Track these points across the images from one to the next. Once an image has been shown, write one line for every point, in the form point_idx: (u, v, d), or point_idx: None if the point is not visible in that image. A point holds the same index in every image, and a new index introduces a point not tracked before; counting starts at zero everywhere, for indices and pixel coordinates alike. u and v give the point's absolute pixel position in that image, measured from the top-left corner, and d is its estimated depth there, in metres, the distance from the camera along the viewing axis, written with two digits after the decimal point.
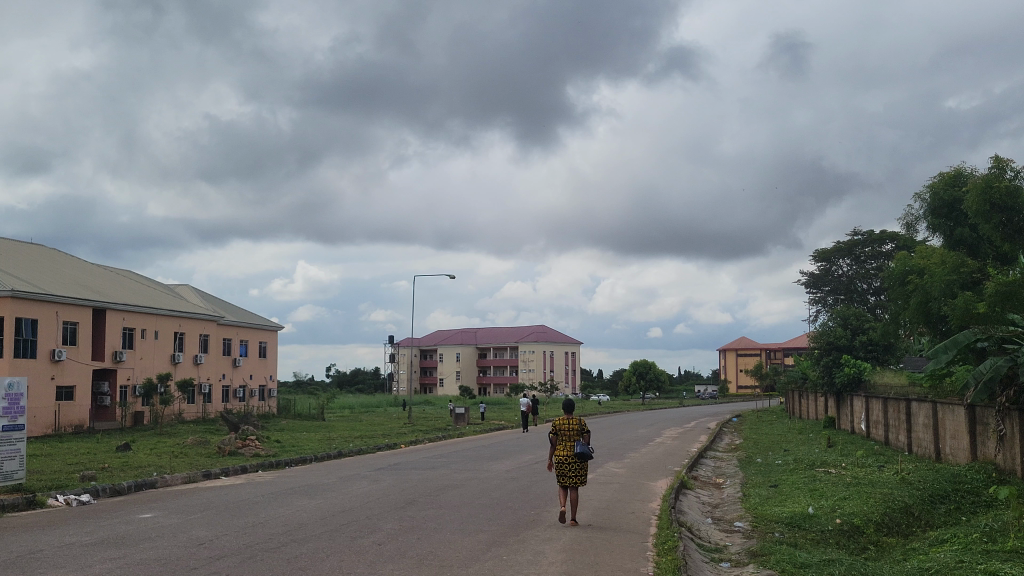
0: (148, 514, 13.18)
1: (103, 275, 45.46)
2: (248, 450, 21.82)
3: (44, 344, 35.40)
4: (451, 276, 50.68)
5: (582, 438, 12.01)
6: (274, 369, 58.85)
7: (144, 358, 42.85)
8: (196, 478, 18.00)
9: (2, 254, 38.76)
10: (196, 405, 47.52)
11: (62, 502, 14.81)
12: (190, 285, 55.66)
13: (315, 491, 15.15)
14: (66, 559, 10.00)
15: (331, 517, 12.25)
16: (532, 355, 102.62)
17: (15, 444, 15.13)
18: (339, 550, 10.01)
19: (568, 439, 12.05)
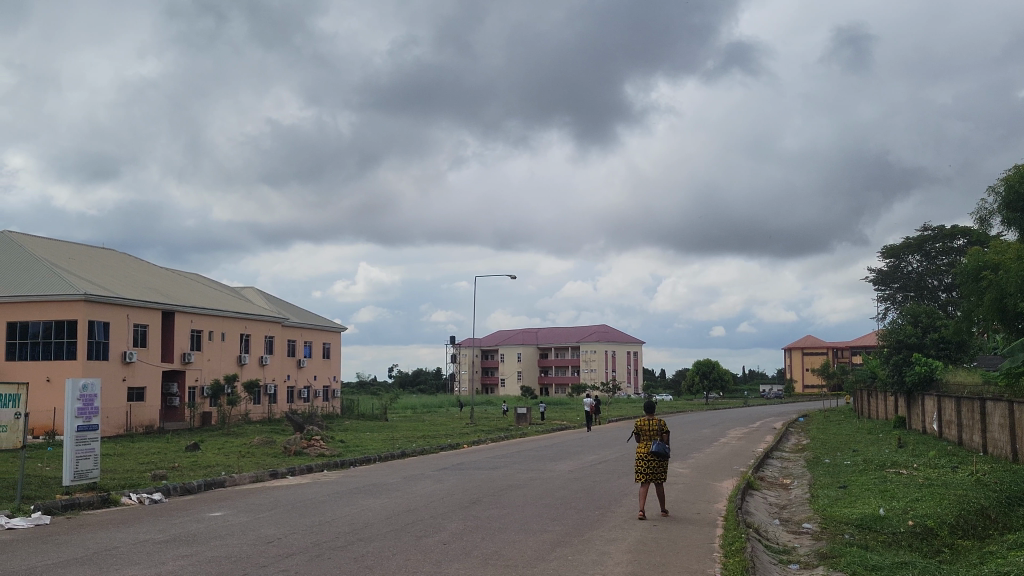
0: (218, 512, 13.40)
1: (172, 278, 46.50)
2: (313, 450, 22.09)
3: (115, 346, 36.23)
4: (512, 276, 50.83)
5: (660, 438, 12.29)
6: (338, 370, 59.57)
7: (211, 359, 43.67)
8: (264, 478, 18.27)
9: (76, 259, 39.83)
10: (262, 405, 48.29)
11: (134, 501, 15.11)
12: (255, 288, 56.63)
13: (381, 491, 15.30)
14: (139, 556, 10.19)
15: (396, 517, 12.32)
16: (594, 354, 102.32)
17: (89, 444, 15.50)
18: (405, 550, 10.06)
19: (646, 439, 12.36)
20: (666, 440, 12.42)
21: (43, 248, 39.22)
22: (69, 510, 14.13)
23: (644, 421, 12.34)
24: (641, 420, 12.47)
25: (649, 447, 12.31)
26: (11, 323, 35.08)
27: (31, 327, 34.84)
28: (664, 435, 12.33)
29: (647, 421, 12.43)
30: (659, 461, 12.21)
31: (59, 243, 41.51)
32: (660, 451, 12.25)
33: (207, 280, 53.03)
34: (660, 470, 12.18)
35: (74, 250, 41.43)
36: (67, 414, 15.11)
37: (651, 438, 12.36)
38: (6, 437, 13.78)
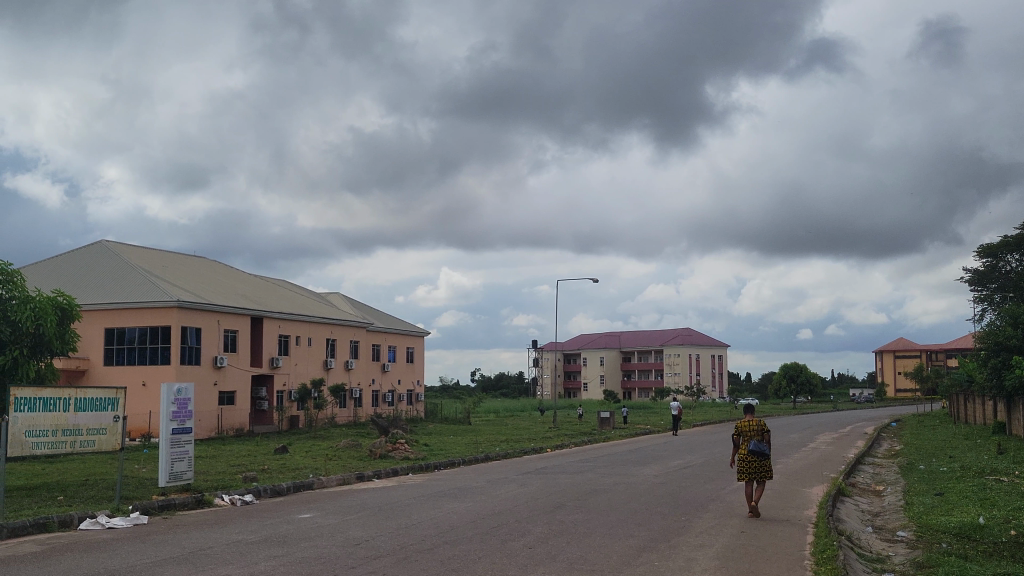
0: (307, 514, 13.67)
1: (261, 285, 47.60)
2: (398, 453, 22.36)
3: (206, 351, 37.22)
4: (595, 279, 50.45)
5: (757, 437, 12.77)
6: (422, 374, 60.20)
7: (299, 363, 44.57)
8: (350, 480, 18.56)
9: (169, 267, 41.04)
10: (348, 408, 49.09)
11: (227, 502, 15.51)
12: (340, 294, 57.63)
13: (466, 494, 15.39)
14: (232, 556, 10.44)
15: (482, 520, 12.40)
16: (678, 358, 101.39)
17: (184, 446, 15.96)
18: (491, 553, 10.11)
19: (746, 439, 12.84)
20: (763, 440, 12.83)
21: (138, 257, 40.57)
22: (166, 511, 14.58)
23: (744, 422, 12.87)
24: (742, 423, 13.00)
25: (748, 447, 12.78)
26: (108, 329, 36.35)
27: (128, 332, 36.07)
28: (761, 435, 12.81)
29: (748, 423, 12.97)
30: (760, 459, 12.65)
31: (153, 251, 42.87)
32: (757, 450, 12.71)
33: (295, 287, 54.14)
34: (761, 467, 12.56)
35: (167, 259, 42.71)
36: (163, 417, 15.52)
37: (750, 438, 12.85)
38: (106, 440, 14.30)
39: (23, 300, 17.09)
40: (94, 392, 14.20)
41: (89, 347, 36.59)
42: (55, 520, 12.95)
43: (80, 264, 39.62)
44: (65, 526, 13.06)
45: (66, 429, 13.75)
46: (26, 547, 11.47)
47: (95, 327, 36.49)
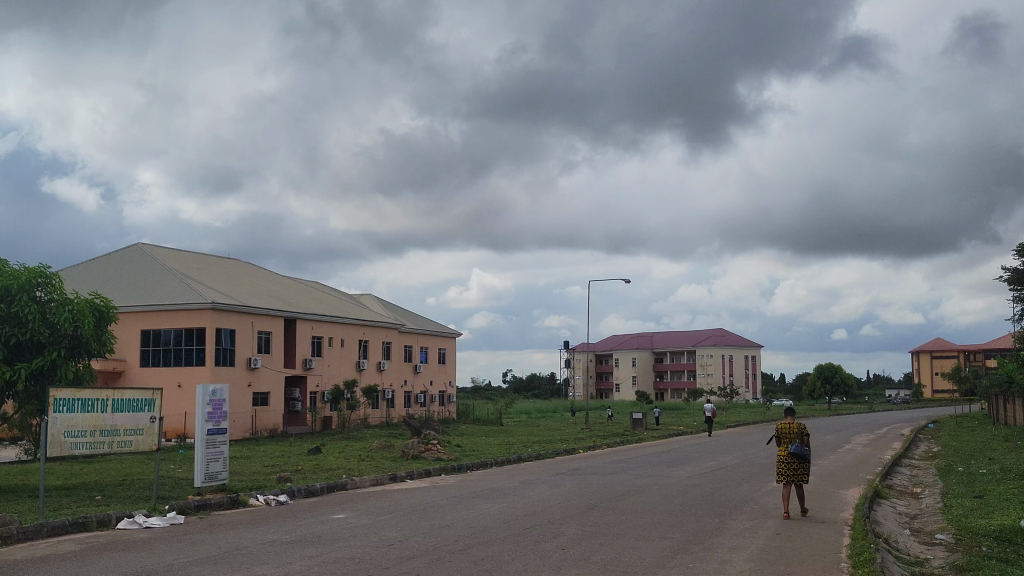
0: (341, 514, 13.75)
1: (294, 287, 47.94)
2: (431, 454, 22.42)
3: (241, 352, 37.54)
4: (627, 280, 50.30)
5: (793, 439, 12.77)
6: (454, 375, 60.35)
7: (332, 365, 44.84)
8: (384, 481, 18.64)
9: (204, 270, 41.42)
10: (380, 409, 49.34)
11: (262, 502, 15.62)
12: (373, 295, 57.93)
13: (498, 495, 15.37)
14: (268, 556, 10.51)
15: (515, 521, 12.43)
16: (711, 359, 100.90)
17: (219, 446, 16.11)
18: (524, 554, 10.11)
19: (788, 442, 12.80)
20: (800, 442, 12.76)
21: (173, 259, 41.02)
22: (202, 511, 14.71)
23: (783, 423, 12.86)
24: (784, 425, 12.96)
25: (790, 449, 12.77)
26: (144, 331, 36.77)
27: (164, 334, 36.47)
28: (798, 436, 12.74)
29: (789, 426, 12.92)
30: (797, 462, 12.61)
31: (188, 254, 43.32)
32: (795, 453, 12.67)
33: (328, 289, 54.47)
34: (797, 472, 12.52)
35: (202, 261, 43.13)
36: (198, 418, 15.67)
37: (791, 440, 12.81)
38: (143, 440, 14.46)
39: (61, 303, 17.37)
40: (130, 393, 14.37)
41: (126, 349, 37.03)
42: (94, 520, 13.11)
43: (116, 267, 40.12)
44: (103, 525, 13.22)
45: (104, 429, 13.92)
46: (65, 546, 11.61)
47: (132, 329, 36.92)
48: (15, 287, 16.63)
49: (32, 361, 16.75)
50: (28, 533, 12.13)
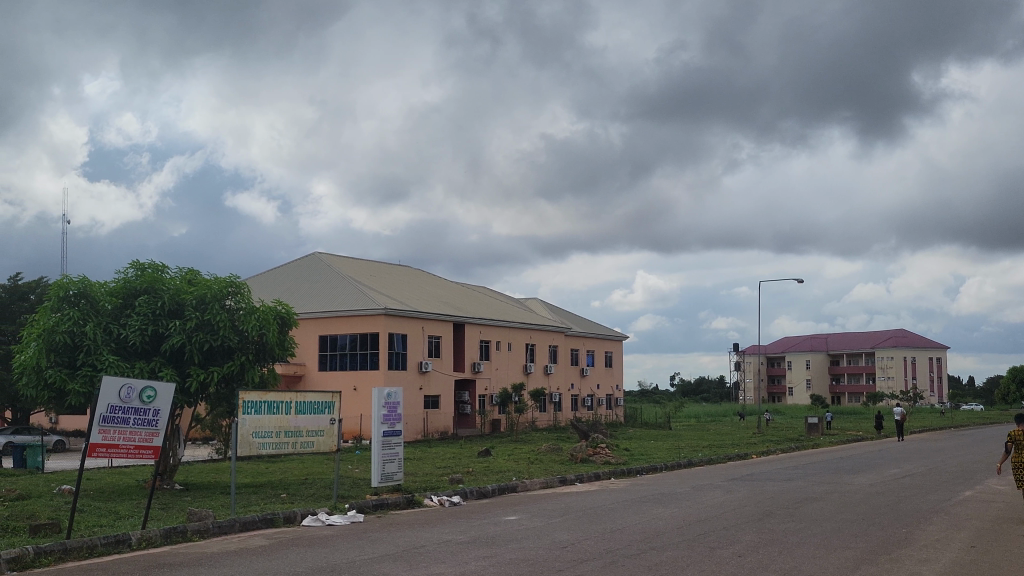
0: (514, 516, 13.93)
1: (462, 291, 48.98)
2: (599, 458, 22.37)
3: (412, 357, 38.62)
4: (799, 280, 48.50)
5: None
6: (621, 379, 60.18)
7: (500, 368, 45.47)
8: (553, 484, 18.71)
9: (376, 277, 42.91)
10: (548, 413, 49.71)
11: (436, 502, 16.00)
12: (538, 298, 58.61)
13: (670, 500, 15.15)
14: (445, 555, 10.74)
15: (688, 526, 12.20)
16: (892, 361, 96.60)
17: (394, 448, 16.58)
18: (700, 560, 9.96)
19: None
20: None
21: (348, 267, 42.66)
22: (379, 510, 15.19)
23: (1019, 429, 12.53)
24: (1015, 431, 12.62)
25: None
26: (322, 336, 38.39)
27: (340, 339, 38.02)
28: None
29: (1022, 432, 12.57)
30: None
31: (361, 261, 44.97)
32: None
33: (494, 293, 55.42)
34: None
35: (374, 268, 44.72)
36: (374, 420, 16.18)
37: None
38: (324, 441, 15.10)
39: (250, 310, 18.29)
40: (312, 395, 15.02)
41: (305, 354, 38.80)
42: (281, 516, 13.80)
43: (295, 276, 42.09)
44: (289, 521, 13.90)
45: (289, 430, 14.62)
46: (256, 540, 12.26)
47: (310, 335, 38.63)
48: (208, 296, 17.71)
49: (224, 366, 17.79)
50: (223, 527, 12.88)
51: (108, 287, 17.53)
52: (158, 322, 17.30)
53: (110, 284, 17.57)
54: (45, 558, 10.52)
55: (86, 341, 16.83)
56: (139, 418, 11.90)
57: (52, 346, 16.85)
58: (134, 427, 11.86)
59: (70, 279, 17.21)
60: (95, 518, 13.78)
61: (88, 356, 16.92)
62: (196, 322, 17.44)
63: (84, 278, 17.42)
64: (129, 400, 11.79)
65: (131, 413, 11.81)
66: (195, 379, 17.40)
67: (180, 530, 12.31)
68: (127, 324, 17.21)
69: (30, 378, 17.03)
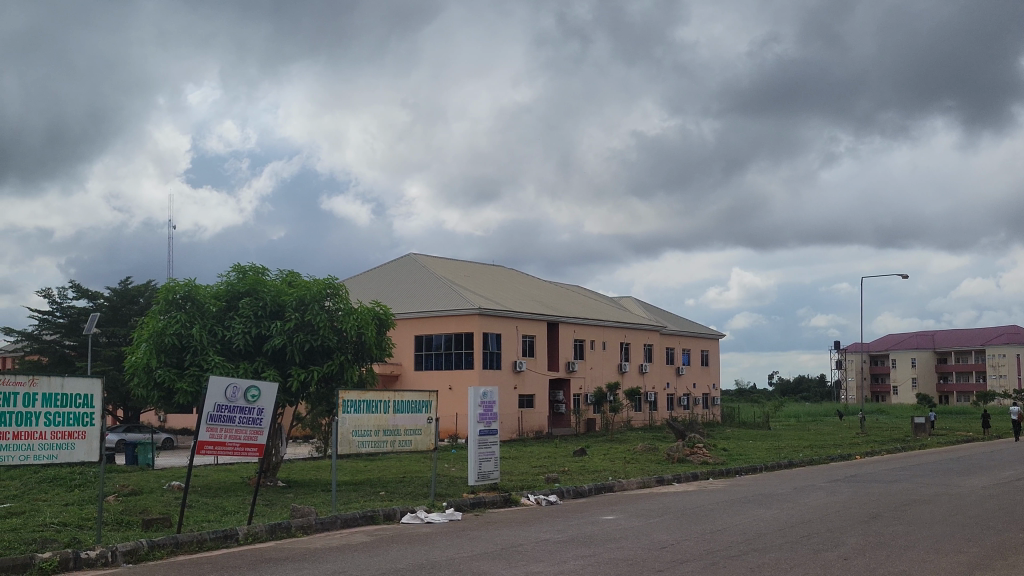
0: (611, 516, 13.86)
1: (555, 291, 49.03)
2: (697, 458, 22.10)
3: (507, 356, 38.80)
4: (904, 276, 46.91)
5: None
6: (717, 377, 59.34)
7: (595, 367, 45.33)
8: (651, 484, 18.58)
9: (470, 276, 43.27)
10: (643, 412, 49.38)
11: (532, 501, 16.03)
12: (632, 297, 58.31)
13: (772, 501, 14.91)
14: (543, 554, 10.77)
15: (792, 527, 11.99)
16: (1004, 359, 92.93)
17: (490, 447, 16.65)
18: (805, 562, 9.74)
19: None
20: None
21: (441, 268, 43.13)
22: (477, 508, 15.29)
23: None
24: None
25: None
26: (417, 336, 38.90)
27: (435, 339, 38.46)
28: None
29: None
30: None
31: (454, 262, 45.42)
32: None
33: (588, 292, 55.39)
34: None
35: (467, 268, 45.09)
36: (471, 419, 16.28)
37: None
38: (421, 440, 15.32)
39: (348, 311, 18.63)
40: (410, 395, 15.22)
41: (402, 354, 39.38)
42: (381, 514, 14.00)
43: (390, 277, 42.72)
44: (388, 519, 14.10)
45: (387, 429, 14.83)
46: (356, 537, 12.48)
47: (406, 336, 39.19)
48: (308, 297, 18.11)
49: (324, 365, 18.17)
50: (325, 524, 13.14)
51: (212, 290, 18.09)
52: (260, 323, 17.78)
53: (214, 287, 18.12)
54: (158, 551, 10.90)
55: (192, 342, 17.41)
56: (244, 416, 12.24)
57: (161, 347, 17.44)
58: (240, 425, 12.21)
59: (177, 283, 17.81)
60: (203, 514, 14.23)
61: (195, 357, 17.46)
62: (296, 323, 17.85)
63: (190, 281, 18.00)
64: (235, 400, 12.13)
65: (237, 412, 12.15)
66: (296, 378, 17.81)
67: (284, 526, 12.61)
68: (231, 326, 17.74)
69: (140, 378, 17.66)
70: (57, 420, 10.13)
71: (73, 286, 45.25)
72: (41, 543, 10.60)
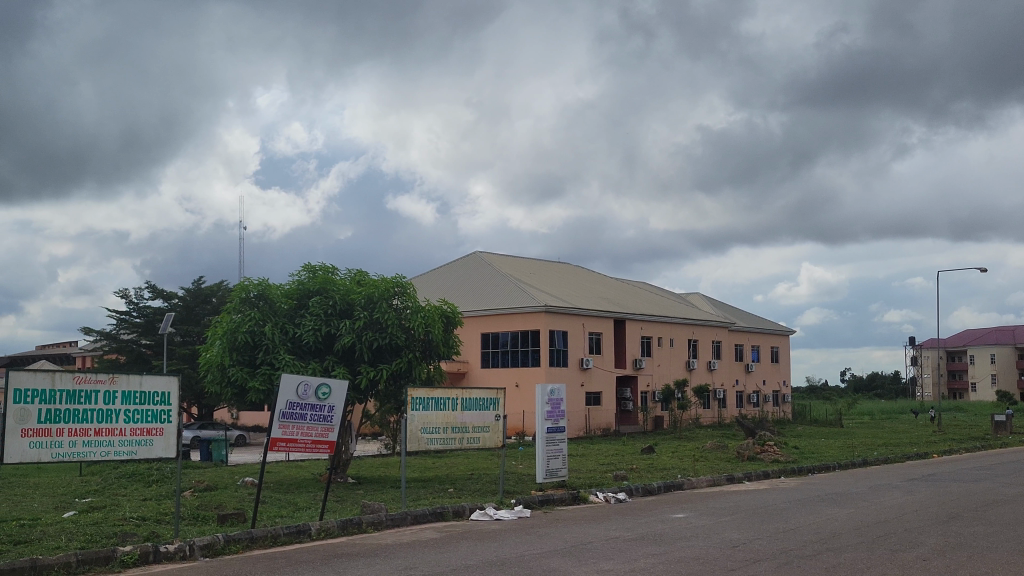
0: (682, 514, 13.71)
1: (622, 287, 48.81)
2: (767, 456, 21.80)
3: (573, 353, 38.73)
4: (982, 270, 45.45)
5: None
6: (788, 374, 58.49)
7: (662, 364, 44.98)
8: (721, 482, 18.38)
9: (536, 274, 43.25)
10: (712, 409, 48.87)
11: (601, 499, 15.98)
12: (700, 293, 57.78)
13: (848, 500, 14.61)
14: (613, 552, 10.73)
15: (869, 527, 11.78)
16: None
17: (558, 444, 16.61)
18: (882, 563, 9.54)
19: None
20: None
21: (507, 265, 43.20)
22: (546, 505, 15.29)
23: None
24: None
25: None
26: (484, 334, 39.07)
27: (501, 336, 38.57)
28: None
29: None
30: None
31: (520, 259, 45.48)
32: None
33: (655, 288, 55.05)
34: None
35: (533, 265, 45.11)
36: (538, 417, 16.29)
37: None
38: (489, 437, 15.39)
39: (415, 309, 18.76)
40: (478, 392, 15.28)
41: (468, 351, 39.59)
42: (450, 510, 14.08)
43: (456, 276, 42.94)
44: (458, 515, 14.18)
45: (455, 426, 14.90)
46: (427, 533, 12.57)
47: (473, 333, 39.37)
48: (376, 295, 18.32)
49: (392, 363, 18.34)
50: (395, 520, 13.28)
51: (284, 289, 18.39)
52: (330, 322, 18.02)
53: (285, 286, 18.42)
54: (234, 546, 11.11)
55: (264, 340, 17.70)
56: (315, 414, 12.41)
57: (234, 345, 17.79)
58: (311, 422, 12.37)
59: (250, 282, 18.15)
60: (277, 509, 14.47)
61: (267, 355, 17.76)
62: (365, 322, 18.05)
63: (263, 281, 18.32)
64: (306, 397, 12.31)
65: (308, 410, 12.33)
66: (365, 376, 18.00)
67: (355, 522, 12.77)
68: (302, 324, 18.01)
69: (214, 375, 18.05)
70: (136, 417, 10.40)
71: (149, 287, 46.42)
72: (122, 536, 10.90)
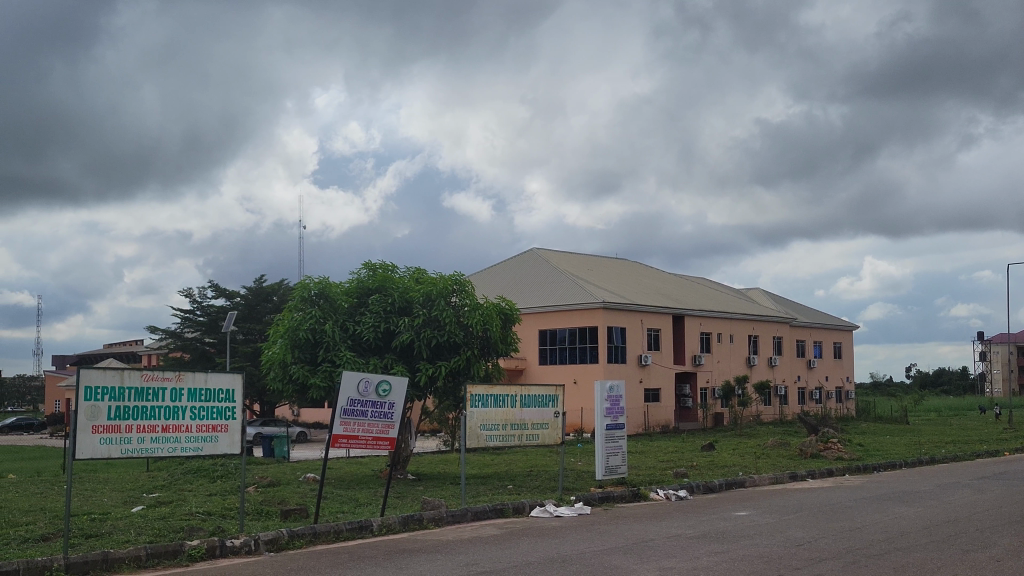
0: (744, 512, 13.55)
1: (680, 283, 48.43)
2: (831, 453, 21.45)
3: (631, 350, 38.53)
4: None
5: None
6: (851, 370, 57.52)
7: (722, 360, 44.55)
8: (784, 479, 18.14)
9: (593, 270, 43.13)
10: (773, 406, 48.27)
11: (661, 496, 15.87)
12: (760, 289, 57.08)
13: (914, 499, 14.29)
14: (675, 549, 10.65)
15: (938, 526, 11.51)
16: None
17: (618, 441, 16.53)
18: (954, 563, 9.33)
19: None
20: None
21: (564, 262, 43.14)
22: (606, 502, 15.23)
23: None
24: None
25: None
26: (542, 331, 39.06)
27: (559, 333, 38.55)
28: None
29: None
30: None
31: (577, 256, 45.39)
32: None
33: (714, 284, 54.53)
34: None
35: (590, 262, 44.98)
36: (597, 414, 16.24)
37: None
38: (548, 434, 15.39)
39: (474, 306, 18.83)
40: (536, 389, 15.25)
41: (526, 348, 39.63)
42: (510, 507, 14.10)
43: (513, 273, 42.97)
44: (518, 512, 14.20)
45: (514, 423, 14.92)
46: (487, 529, 12.62)
47: (530, 330, 39.38)
48: (434, 293, 18.43)
49: (451, 361, 18.41)
50: (456, 516, 13.36)
51: (344, 287, 18.59)
52: (389, 319, 18.17)
53: (345, 284, 18.62)
54: (298, 541, 11.26)
55: (325, 338, 17.88)
56: (376, 411, 12.52)
57: (296, 342, 18.02)
58: (372, 419, 12.49)
59: (311, 280, 18.37)
60: (339, 505, 14.65)
61: (328, 352, 17.94)
62: (424, 319, 18.16)
63: (324, 279, 18.54)
64: (367, 394, 12.42)
65: (368, 406, 12.44)
66: (424, 373, 18.08)
67: (416, 518, 12.86)
68: (362, 321, 18.18)
69: (277, 372, 18.29)
70: (202, 413, 10.61)
71: (212, 287, 47.25)
72: (189, 530, 11.11)
